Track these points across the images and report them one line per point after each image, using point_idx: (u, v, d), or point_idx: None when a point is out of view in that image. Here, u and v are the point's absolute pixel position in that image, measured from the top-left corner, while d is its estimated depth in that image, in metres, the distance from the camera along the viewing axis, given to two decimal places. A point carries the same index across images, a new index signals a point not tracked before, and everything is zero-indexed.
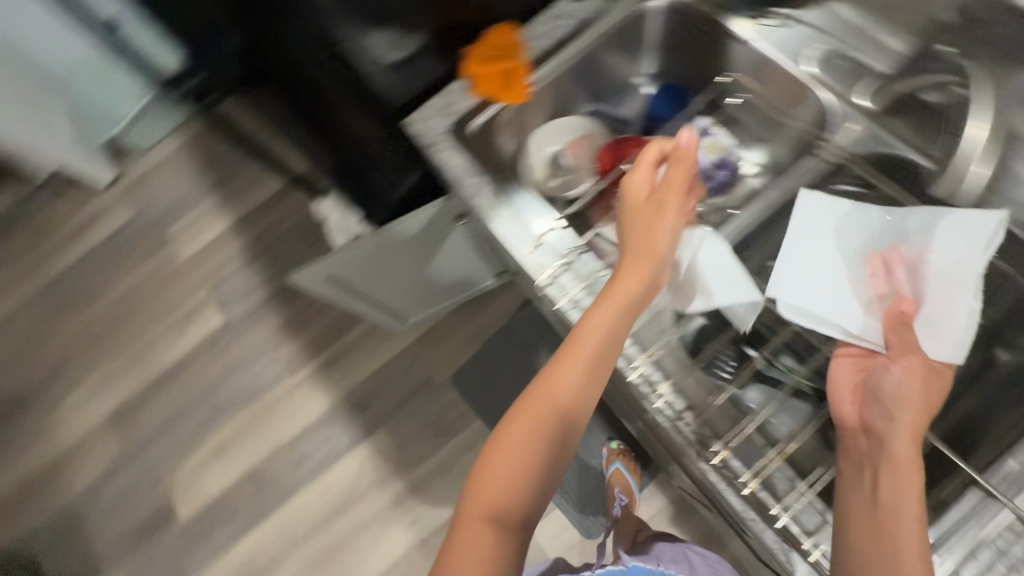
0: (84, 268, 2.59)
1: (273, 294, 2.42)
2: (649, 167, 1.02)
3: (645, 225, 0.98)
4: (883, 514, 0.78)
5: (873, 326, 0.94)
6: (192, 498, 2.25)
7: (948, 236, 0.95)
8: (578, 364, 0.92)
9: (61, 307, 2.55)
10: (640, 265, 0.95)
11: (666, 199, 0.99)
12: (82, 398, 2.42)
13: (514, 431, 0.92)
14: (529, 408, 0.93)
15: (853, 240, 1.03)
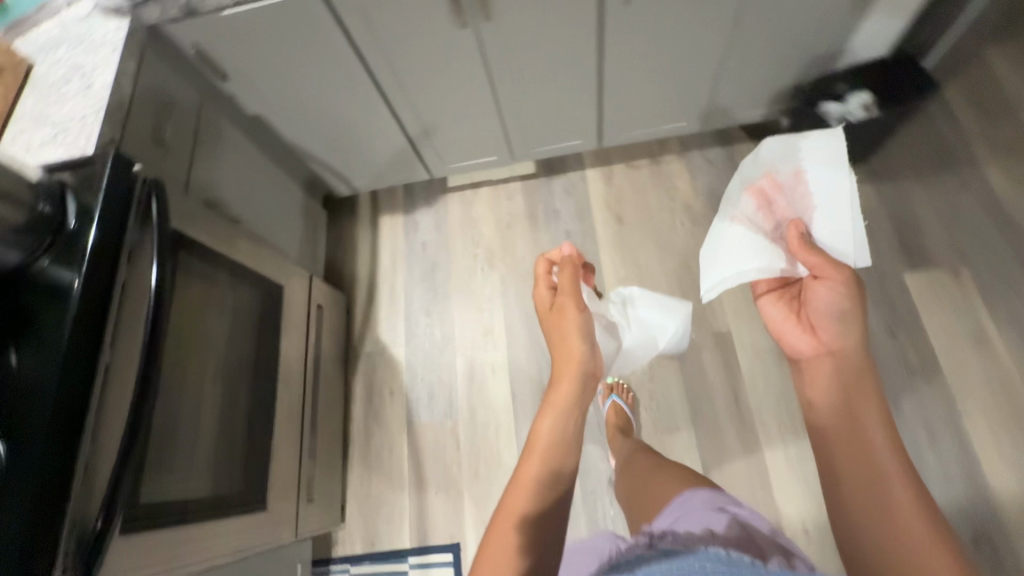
0: (700, 60, 1.40)
1: (607, 219, 1.77)
2: (546, 282, 0.92)
3: (563, 320, 0.84)
4: (893, 510, 0.58)
5: (767, 253, 0.79)
6: (428, 299, 1.79)
7: (817, 160, 0.79)
8: (550, 409, 0.72)
9: (685, 21, 1.26)
10: (572, 326, 0.83)
11: (566, 301, 0.85)
12: (490, 57, 1.31)
13: (513, 505, 0.63)
14: (526, 486, 0.64)
15: (742, 176, 0.86)
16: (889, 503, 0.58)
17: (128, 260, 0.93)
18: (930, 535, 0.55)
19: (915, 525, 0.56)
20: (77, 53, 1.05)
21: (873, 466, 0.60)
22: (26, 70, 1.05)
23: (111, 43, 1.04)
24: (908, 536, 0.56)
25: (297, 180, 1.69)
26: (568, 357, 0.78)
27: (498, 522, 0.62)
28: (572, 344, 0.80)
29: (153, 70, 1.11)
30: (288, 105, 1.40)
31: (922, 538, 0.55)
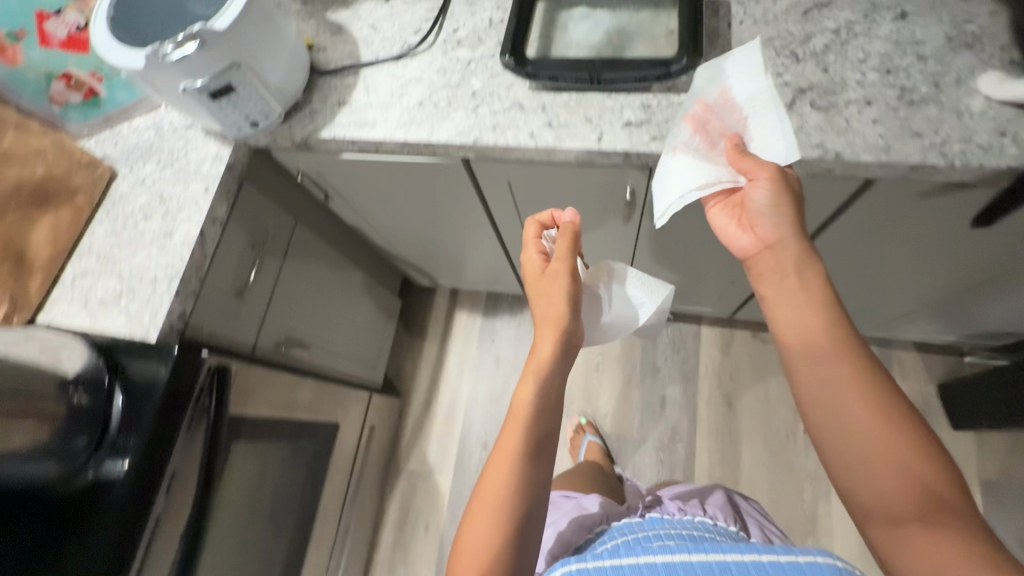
0: (902, 294, 1.10)
1: (714, 396, 1.50)
2: (534, 240, 0.75)
3: (553, 284, 0.68)
4: (854, 431, 0.56)
5: (710, 169, 0.65)
6: (488, 428, 1.58)
7: (739, 66, 0.68)
8: (533, 372, 0.64)
9: (910, 264, 0.96)
10: (555, 286, 0.67)
11: (556, 264, 0.68)
12: (640, 242, 1.06)
13: (493, 489, 0.60)
14: (504, 480, 0.60)
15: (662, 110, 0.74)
16: (854, 399, 0.56)
17: (167, 488, 0.71)
18: (887, 428, 0.55)
19: (883, 421, 0.55)
20: (167, 178, 0.87)
21: (828, 361, 0.58)
22: (108, 182, 0.88)
23: (205, 178, 0.85)
24: (852, 420, 0.56)
25: (381, 274, 1.50)
26: (546, 332, 0.65)
27: (486, 493, 0.60)
28: (550, 302, 0.67)
29: (248, 205, 0.93)
30: (391, 220, 1.20)
31: (891, 431, 0.54)
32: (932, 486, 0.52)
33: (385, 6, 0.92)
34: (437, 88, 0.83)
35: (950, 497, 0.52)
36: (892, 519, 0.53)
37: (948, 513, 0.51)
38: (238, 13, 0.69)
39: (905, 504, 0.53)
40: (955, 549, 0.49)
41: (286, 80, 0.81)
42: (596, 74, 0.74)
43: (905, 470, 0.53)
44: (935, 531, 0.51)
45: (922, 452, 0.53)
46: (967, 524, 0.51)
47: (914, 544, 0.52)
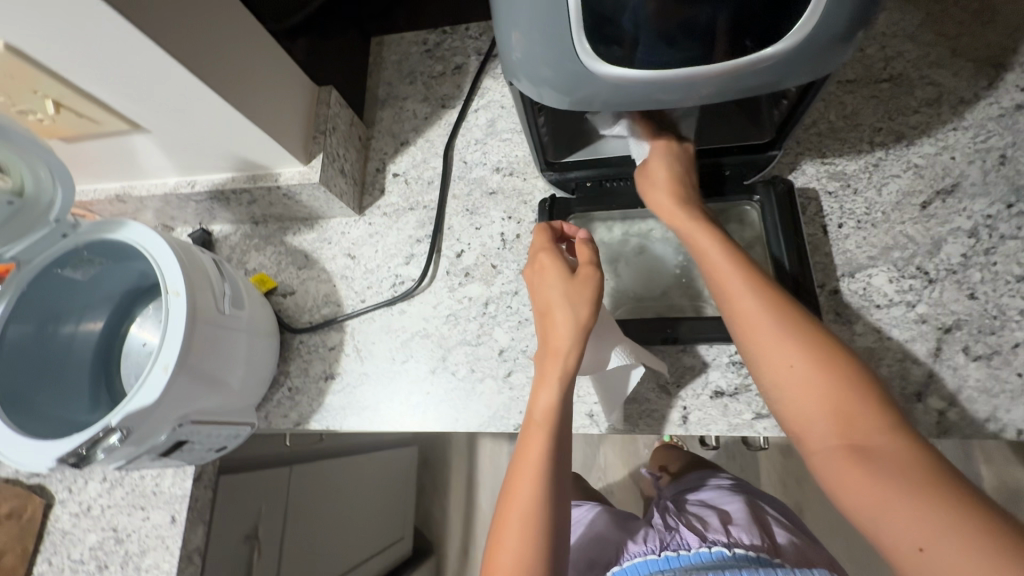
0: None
1: None
2: (543, 248, 0.54)
3: (583, 291, 0.50)
4: (792, 381, 0.40)
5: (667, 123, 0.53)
6: None
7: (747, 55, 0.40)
8: (555, 377, 0.49)
9: None
10: (580, 292, 0.50)
11: (586, 267, 0.50)
12: None
13: (523, 484, 0.47)
14: (536, 464, 0.47)
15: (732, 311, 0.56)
16: (746, 324, 0.44)
17: None
18: (807, 360, 0.40)
19: (793, 350, 0.41)
20: (120, 504, 0.67)
21: (719, 289, 0.46)
22: (44, 512, 0.68)
23: (169, 503, 0.65)
24: (778, 390, 0.41)
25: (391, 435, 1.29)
26: (576, 336, 0.49)
27: (514, 500, 0.46)
28: (570, 311, 0.49)
29: (228, 499, 0.73)
30: None
31: (797, 357, 0.40)
32: (860, 423, 0.37)
33: (361, 223, 0.71)
34: (450, 347, 0.64)
35: (892, 437, 0.36)
36: (832, 485, 0.37)
37: (895, 461, 0.34)
38: (168, 373, 0.49)
39: (833, 452, 0.37)
40: (907, 504, 0.33)
41: (249, 377, 0.61)
42: (674, 336, 0.56)
43: (827, 408, 0.38)
44: (876, 480, 0.34)
45: (847, 387, 0.38)
46: (925, 470, 0.34)
47: (859, 502, 0.35)
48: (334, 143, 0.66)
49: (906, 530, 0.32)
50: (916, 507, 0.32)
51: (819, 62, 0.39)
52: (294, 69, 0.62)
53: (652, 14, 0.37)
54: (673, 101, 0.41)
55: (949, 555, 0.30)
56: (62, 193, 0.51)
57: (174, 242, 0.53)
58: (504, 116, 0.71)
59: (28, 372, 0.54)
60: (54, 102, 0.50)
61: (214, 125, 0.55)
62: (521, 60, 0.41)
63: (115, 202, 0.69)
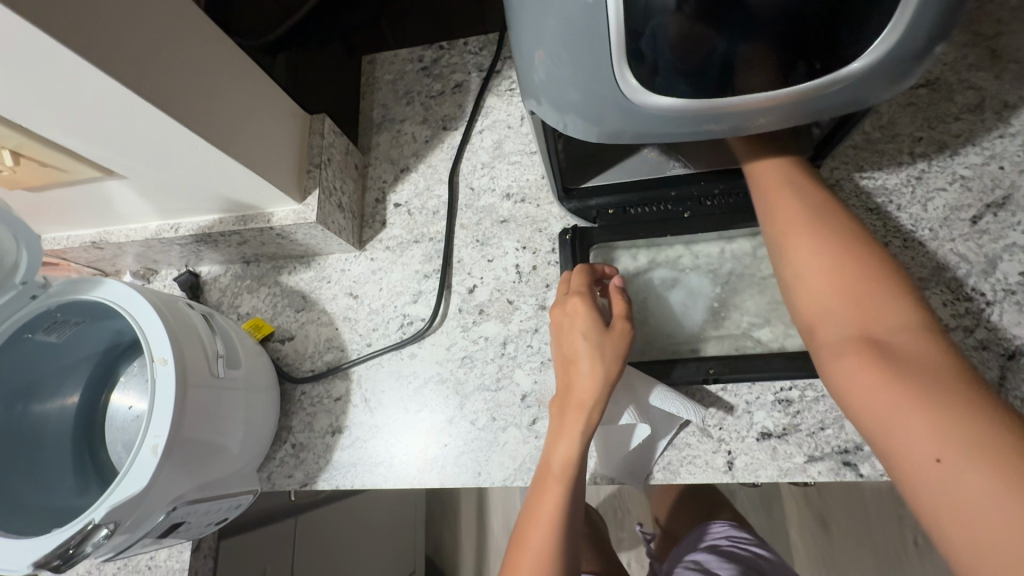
0: None
1: None
2: (564, 297, 0.50)
3: (615, 349, 0.46)
4: (820, 277, 0.38)
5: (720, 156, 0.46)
6: None
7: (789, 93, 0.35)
8: (573, 433, 0.44)
9: None
10: (613, 346, 0.46)
11: (617, 323, 0.47)
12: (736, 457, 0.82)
13: (539, 531, 0.42)
14: (550, 517, 0.43)
15: (774, 351, 0.51)
16: (783, 228, 0.42)
17: None
18: (838, 259, 0.38)
19: (821, 247, 0.39)
20: None
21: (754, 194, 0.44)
22: None
23: None
24: (803, 284, 0.39)
25: None
26: (606, 389, 0.44)
27: (528, 545, 0.42)
28: (588, 371, 0.45)
29: (227, 564, 0.67)
30: None
31: (826, 253, 0.38)
32: (886, 325, 0.35)
33: (362, 259, 0.66)
34: (468, 394, 0.59)
35: (924, 341, 0.33)
36: (848, 389, 0.35)
37: (922, 362, 0.32)
38: (158, 455, 0.43)
39: (843, 342, 0.36)
40: (924, 408, 0.30)
41: (248, 440, 0.55)
42: (713, 377, 0.51)
43: (846, 299, 0.37)
44: (893, 379, 0.32)
45: (873, 285, 0.36)
46: (954, 375, 0.31)
47: (873, 404, 0.33)
48: (330, 175, 0.61)
49: (921, 439, 0.30)
50: (932, 411, 0.30)
51: (891, 82, 0.34)
52: (283, 96, 0.56)
53: (691, 37, 0.32)
54: (724, 130, 0.37)
55: (954, 451, 0.28)
56: (28, 252, 0.45)
57: (155, 298, 0.48)
58: (511, 137, 0.66)
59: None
60: (12, 152, 0.44)
61: (200, 167, 0.49)
62: (545, 86, 0.36)
63: (91, 250, 0.62)
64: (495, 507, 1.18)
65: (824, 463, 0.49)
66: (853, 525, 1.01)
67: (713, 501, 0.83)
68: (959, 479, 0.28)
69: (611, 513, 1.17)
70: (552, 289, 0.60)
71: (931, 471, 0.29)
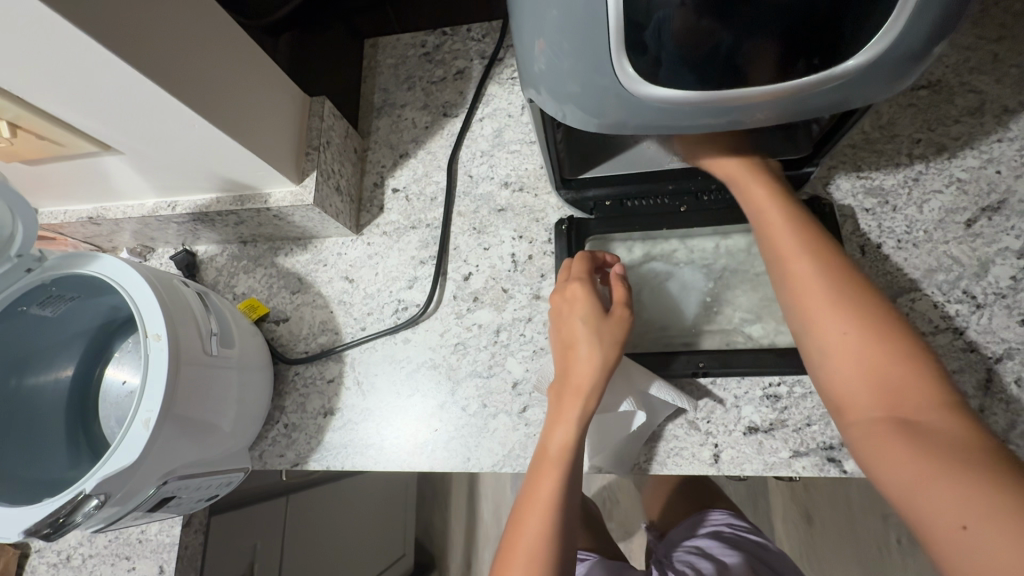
0: None
1: None
2: (565, 283, 0.50)
3: (614, 333, 0.46)
4: (845, 352, 0.37)
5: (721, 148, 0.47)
6: None
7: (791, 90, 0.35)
8: (569, 416, 0.45)
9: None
10: (611, 332, 0.46)
11: (618, 309, 0.47)
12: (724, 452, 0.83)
13: (534, 514, 0.43)
14: (547, 500, 0.43)
15: (764, 347, 0.52)
16: (800, 296, 0.40)
17: None
18: (862, 332, 0.37)
19: (843, 316, 0.38)
20: (103, 553, 0.61)
21: (768, 253, 0.44)
22: (20, 561, 0.63)
23: (157, 552, 0.60)
24: (827, 357, 0.38)
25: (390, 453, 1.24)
26: (604, 374, 0.45)
27: (523, 529, 0.42)
28: (591, 354, 0.45)
29: (218, 540, 0.68)
30: None
31: (849, 327, 0.37)
32: (909, 397, 0.34)
33: (358, 243, 0.66)
34: (459, 380, 0.59)
35: (944, 413, 0.33)
36: (873, 463, 0.34)
37: (947, 436, 0.32)
38: (150, 429, 0.44)
39: (874, 423, 0.35)
40: (950, 480, 0.30)
41: (241, 418, 0.56)
42: (703, 370, 0.52)
43: (870, 374, 0.36)
44: (919, 453, 0.32)
45: (898, 359, 0.35)
46: (979, 447, 0.31)
47: (898, 477, 0.32)
48: (329, 158, 0.61)
49: (943, 505, 0.30)
50: (958, 482, 0.30)
51: (889, 80, 0.34)
52: (283, 78, 0.56)
53: (690, 30, 0.32)
54: (722, 125, 0.37)
55: (992, 541, 0.28)
56: (23, 224, 0.45)
57: (148, 274, 0.48)
58: (511, 125, 0.66)
59: None
60: (9, 124, 0.44)
61: (198, 146, 0.49)
62: (544, 73, 0.36)
63: (88, 225, 0.62)
64: (485, 495, 1.19)
65: (809, 458, 0.50)
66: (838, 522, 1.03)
67: (701, 493, 0.84)
68: (985, 556, 0.27)
69: (600, 503, 1.18)
70: (546, 279, 0.60)
71: (959, 542, 0.29)
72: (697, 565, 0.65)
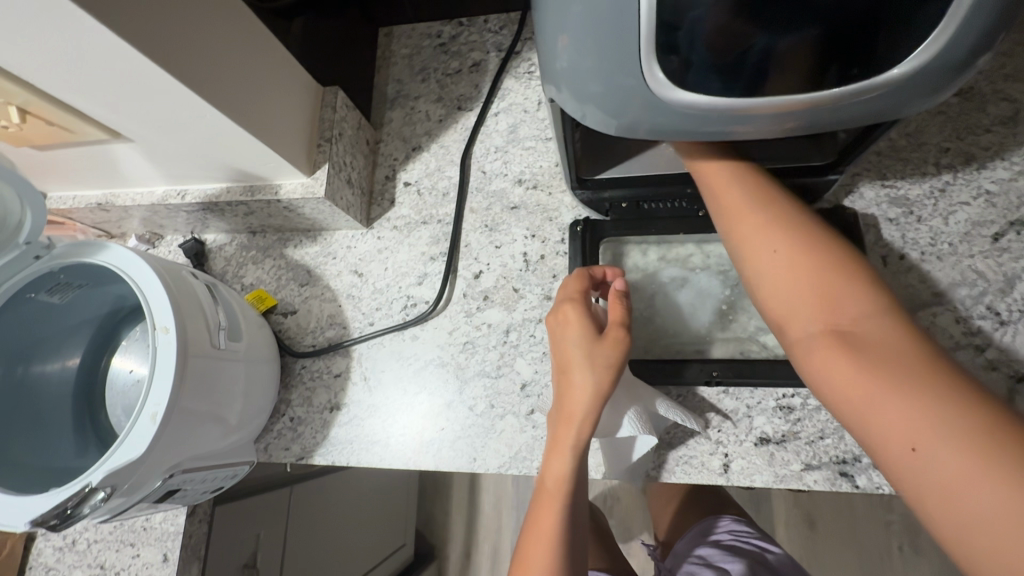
0: None
1: None
2: (558, 303, 0.48)
3: (608, 357, 0.44)
4: (792, 285, 0.37)
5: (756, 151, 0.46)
6: None
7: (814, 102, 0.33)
8: (567, 448, 0.44)
9: None
10: (605, 356, 0.44)
11: (610, 330, 0.45)
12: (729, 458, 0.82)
13: (540, 549, 0.42)
14: (551, 535, 0.43)
15: (779, 358, 0.51)
16: (745, 233, 0.41)
17: None
18: (801, 260, 0.37)
19: (785, 246, 0.39)
20: (108, 539, 0.62)
21: (717, 196, 0.43)
22: (26, 544, 0.63)
23: (161, 540, 0.60)
24: (771, 289, 0.38)
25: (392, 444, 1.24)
26: (597, 400, 0.43)
27: (530, 572, 0.42)
28: (585, 378, 0.44)
29: (221, 530, 0.68)
30: None
31: (789, 257, 0.38)
32: (849, 315, 0.35)
33: (369, 237, 0.65)
34: (467, 379, 0.59)
35: (884, 324, 0.34)
36: (828, 390, 0.34)
37: (887, 347, 0.32)
38: (156, 423, 0.43)
39: (819, 344, 0.35)
40: (900, 398, 0.30)
41: (247, 411, 0.55)
42: (716, 379, 0.51)
43: (815, 299, 0.36)
44: (861, 369, 0.32)
45: (838, 282, 0.36)
46: (916, 353, 0.32)
47: (847, 399, 0.33)
48: (341, 150, 0.59)
49: (896, 420, 0.30)
50: (904, 398, 0.30)
51: (928, 94, 0.33)
52: (297, 67, 0.55)
53: (724, 33, 0.31)
54: (751, 132, 0.35)
55: (941, 449, 0.28)
56: (32, 211, 0.45)
57: (158, 266, 0.47)
58: (527, 121, 0.65)
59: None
60: (19, 110, 0.43)
61: (211, 136, 0.48)
62: (567, 73, 0.35)
63: (97, 211, 0.62)
64: (487, 489, 1.19)
65: (820, 473, 0.49)
66: (840, 529, 1.02)
67: (704, 498, 0.83)
68: (940, 464, 0.28)
69: (602, 501, 1.18)
70: (558, 280, 0.59)
71: (912, 461, 0.29)
72: None
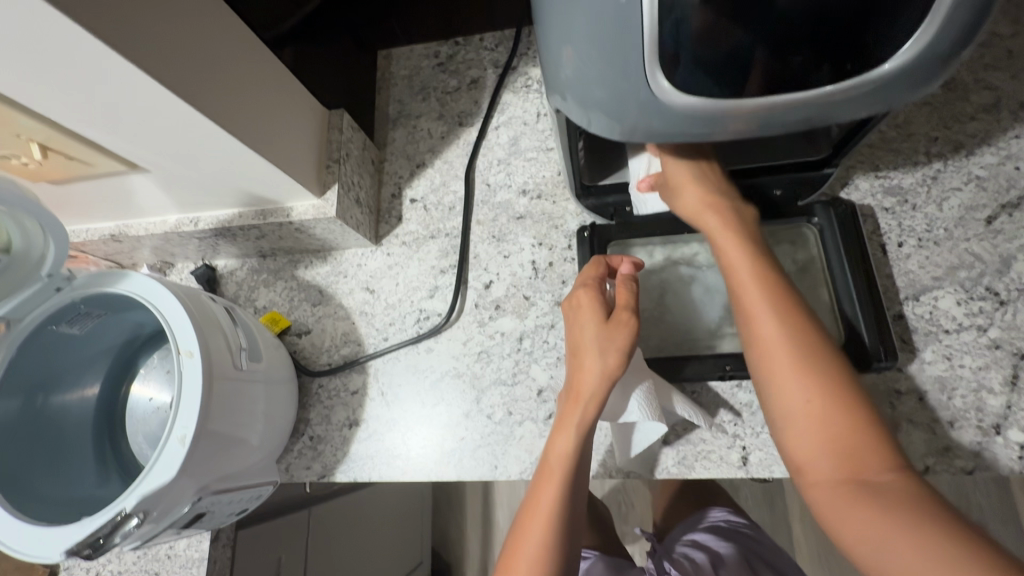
0: None
1: None
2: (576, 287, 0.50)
3: (618, 337, 0.46)
4: (813, 417, 0.37)
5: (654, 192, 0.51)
6: None
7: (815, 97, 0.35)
8: (574, 421, 0.45)
9: None
10: (614, 339, 0.46)
11: (623, 313, 0.47)
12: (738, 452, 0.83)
13: (533, 528, 0.43)
14: (546, 512, 0.43)
15: None
16: (769, 354, 0.40)
17: None
18: (828, 391, 0.37)
19: (811, 376, 0.38)
20: (131, 569, 0.61)
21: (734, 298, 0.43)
22: None
23: (186, 567, 0.60)
24: (795, 411, 0.38)
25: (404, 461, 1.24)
26: (607, 379, 0.45)
27: (521, 551, 0.42)
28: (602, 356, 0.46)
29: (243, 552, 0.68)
30: None
31: (816, 390, 0.37)
32: (868, 459, 0.35)
33: (378, 254, 0.66)
34: (484, 388, 0.59)
35: (902, 480, 0.34)
36: (840, 527, 0.34)
37: (899, 496, 0.33)
38: (185, 446, 0.44)
39: (837, 486, 0.35)
40: (909, 538, 0.31)
41: (269, 432, 0.56)
42: (730, 372, 0.52)
43: (836, 440, 0.36)
44: (879, 512, 0.32)
45: (856, 424, 0.36)
46: (931, 507, 0.32)
47: (860, 539, 0.33)
48: (349, 170, 0.61)
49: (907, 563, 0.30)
50: (918, 542, 0.30)
51: (922, 82, 0.34)
52: (303, 91, 0.57)
53: (702, 30, 0.33)
54: (754, 130, 0.37)
55: None
56: (55, 244, 0.46)
57: (179, 291, 0.48)
58: (528, 133, 0.67)
59: (26, 449, 0.48)
60: (40, 145, 0.45)
61: (224, 163, 0.50)
62: (570, 79, 0.37)
63: (111, 242, 0.63)
64: (501, 500, 1.19)
65: None
66: None
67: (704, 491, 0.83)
68: None
69: (616, 507, 1.18)
70: (568, 285, 0.60)
71: None
72: (689, 553, 0.68)
